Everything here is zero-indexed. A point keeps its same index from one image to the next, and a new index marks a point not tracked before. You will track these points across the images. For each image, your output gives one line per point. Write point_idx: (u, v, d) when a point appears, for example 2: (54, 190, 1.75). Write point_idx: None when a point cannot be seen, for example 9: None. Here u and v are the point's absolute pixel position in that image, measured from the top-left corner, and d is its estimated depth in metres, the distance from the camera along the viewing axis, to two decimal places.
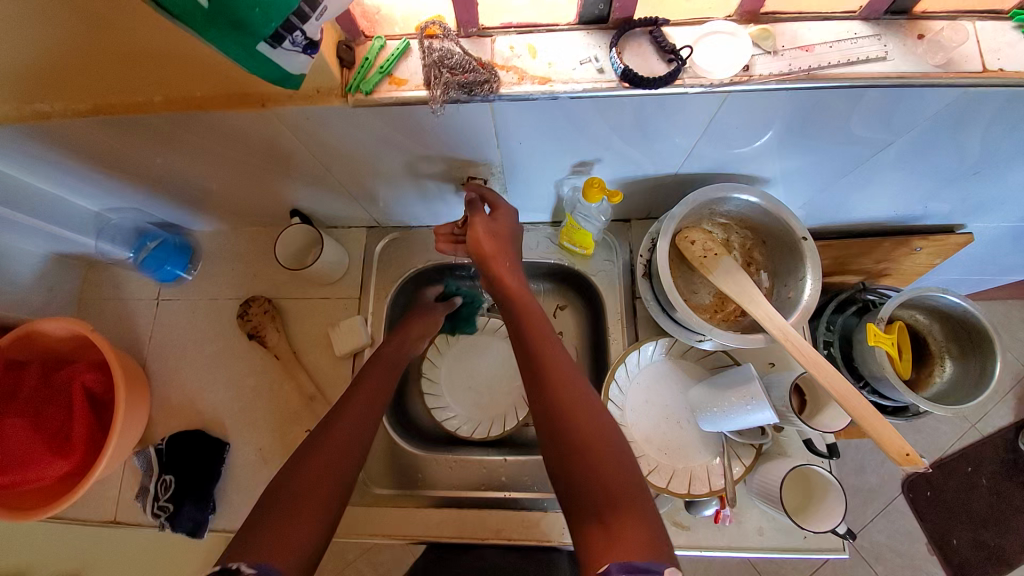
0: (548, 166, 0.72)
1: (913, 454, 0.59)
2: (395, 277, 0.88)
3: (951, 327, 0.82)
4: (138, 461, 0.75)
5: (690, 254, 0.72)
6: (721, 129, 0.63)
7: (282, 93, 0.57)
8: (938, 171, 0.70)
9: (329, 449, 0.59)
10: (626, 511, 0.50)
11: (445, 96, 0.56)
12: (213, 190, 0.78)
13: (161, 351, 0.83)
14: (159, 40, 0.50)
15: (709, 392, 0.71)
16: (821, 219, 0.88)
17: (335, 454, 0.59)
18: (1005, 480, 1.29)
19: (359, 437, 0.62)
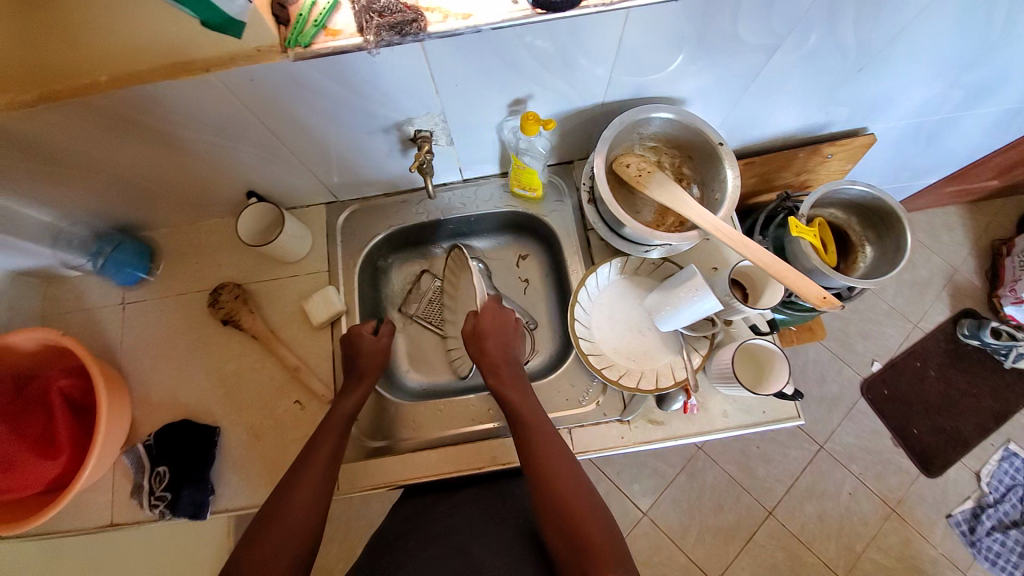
0: (481, 110, 0.71)
1: (829, 297, 0.68)
2: (361, 247, 0.88)
3: (864, 215, 0.88)
4: (128, 460, 0.77)
5: (625, 176, 0.75)
6: (632, 50, 0.64)
7: (225, 57, 0.56)
8: (829, 68, 0.74)
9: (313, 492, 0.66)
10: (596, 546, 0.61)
11: (379, 40, 0.55)
12: (159, 182, 0.77)
13: (136, 352, 0.84)
14: None
15: (659, 295, 0.75)
16: (741, 137, 0.92)
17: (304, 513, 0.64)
18: (948, 366, 1.59)
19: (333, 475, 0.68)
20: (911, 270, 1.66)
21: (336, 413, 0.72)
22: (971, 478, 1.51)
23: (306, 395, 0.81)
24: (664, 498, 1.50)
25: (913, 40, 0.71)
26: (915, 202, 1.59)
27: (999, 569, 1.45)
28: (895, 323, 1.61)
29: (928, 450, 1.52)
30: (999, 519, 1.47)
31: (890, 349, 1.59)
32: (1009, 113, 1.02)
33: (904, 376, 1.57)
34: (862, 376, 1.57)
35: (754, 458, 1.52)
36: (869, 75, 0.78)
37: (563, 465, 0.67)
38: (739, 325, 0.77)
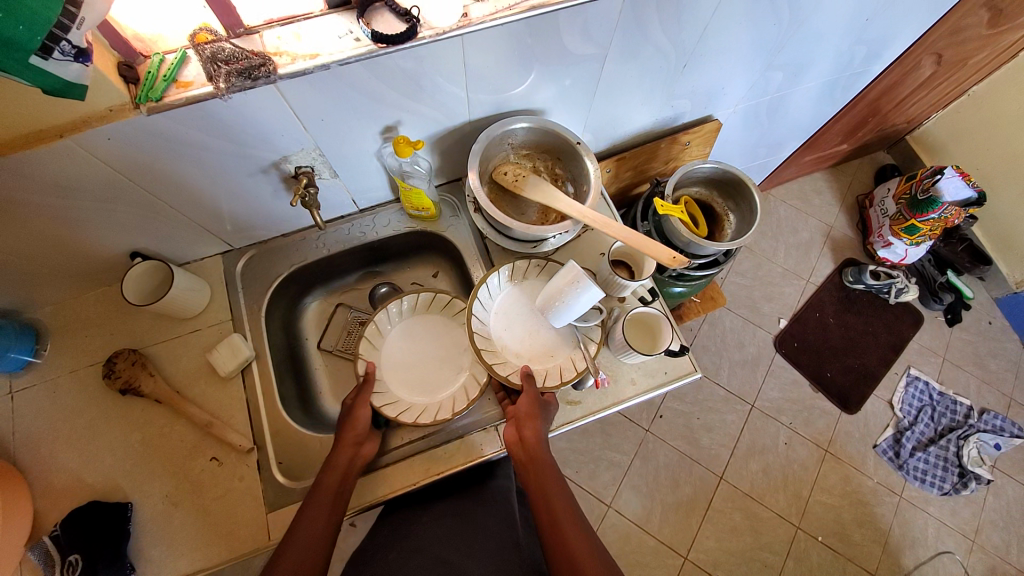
0: (354, 140, 0.75)
1: (679, 255, 0.74)
2: (265, 290, 0.88)
3: (721, 188, 1.01)
4: (33, 556, 0.71)
5: (504, 183, 0.82)
6: (479, 70, 0.71)
7: (78, 121, 0.57)
8: (658, 67, 0.85)
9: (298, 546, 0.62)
10: None
11: (230, 85, 0.58)
12: (29, 258, 0.74)
13: (28, 441, 0.78)
14: None
15: (545, 294, 0.77)
16: (606, 137, 1.02)
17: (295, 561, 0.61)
18: (844, 312, 1.79)
19: (319, 535, 0.64)
20: (795, 233, 1.87)
21: (333, 469, 0.70)
22: (885, 406, 1.68)
23: (223, 450, 0.78)
24: (625, 487, 1.54)
25: (717, 36, 0.84)
26: (784, 175, 1.81)
27: (927, 483, 1.60)
28: (792, 282, 1.80)
29: (844, 389, 1.68)
30: (916, 438, 1.64)
31: (793, 305, 1.77)
32: (826, 85, 1.20)
33: (810, 327, 1.75)
34: (774, 334, 1.72)
35: (697, 429, 1.60)
36: (695, 70, 0.91)
37: (581, 535, 0.63)
38: (630, 299, 0.84)
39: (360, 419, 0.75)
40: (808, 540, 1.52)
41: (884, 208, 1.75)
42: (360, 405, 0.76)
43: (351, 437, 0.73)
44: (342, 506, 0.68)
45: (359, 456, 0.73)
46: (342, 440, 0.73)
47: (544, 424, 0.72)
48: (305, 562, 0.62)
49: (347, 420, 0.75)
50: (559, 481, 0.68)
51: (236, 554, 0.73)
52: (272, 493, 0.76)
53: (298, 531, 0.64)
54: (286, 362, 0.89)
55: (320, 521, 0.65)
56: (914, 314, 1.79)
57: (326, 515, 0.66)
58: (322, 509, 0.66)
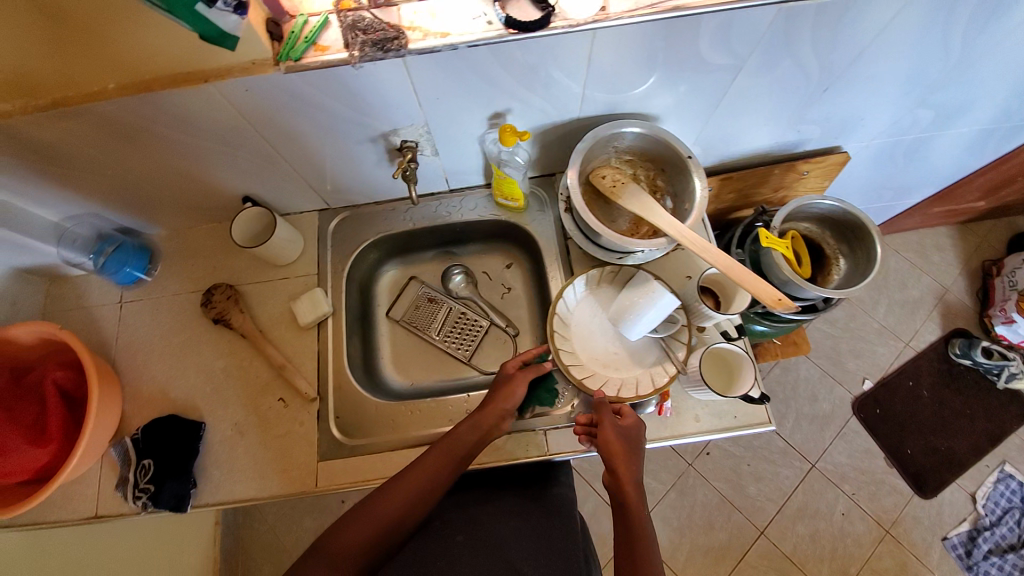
0: (462, 122, 0.75)
1: (785, 299, 0.67)
2: (350, 251, 0.93)
3: (837, 230, 0.91)
4: (115, 452, 0.80)
5: (601, 187, 0.79)
6: (603, 68, 0.68)
7: (225, 70, 0.62)
8: (793, 89, 0.78)
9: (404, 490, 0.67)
10: None
11: (362, 54, 0.60)
12: (159, 186, 0.82)
13: (130, 349, 0.87)
14: (95, 22, 0.54)
15: (619, 305, 0.77)
16: (717, 154, 0.96)
17: (401, 503, 0.66)
18: (941, 386, 1.59)
19: (427, 493, 0.68)
20: (902, 289, 1.67)
21: (462, 431, 0.72)
22: (967, 499, 1.48)
23: (290, 393, 0.83)
24: (654, 516, 1.48)
25: (870, 62, 0.75)
26: (903, 223, 1.62)
27: None
28: (886, 342, 1.62)
29: (923, 471, 1.50)
30: (997, 542, 1.43)
31: (882, 367, 1.59)
32: (983, 132, 1.04)
33: (896, 395, 1.57)
34: (854, 395, 1.56)
35: (744, 476, 1.50)
36: (833, 96, 0.82)
37: None
38: (710, 330, 0.79)
39: (509, 390, 0.75)
40: None
41: (1013, 281, 1.53)
42: (518, 381, 0.76)
43: (500, 406, 0.74)
44: (456, 465, 0.70)
45: (496, 425, 0.73)
46: (490, 403, 0.74)
47: (636, 462, 0.68)
48: (408, 508, 0.66)
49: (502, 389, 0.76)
50: (645, 525, 0.65)
51: (286, 492, 0.78)
52: (325, 443, 0.80)
53: (410, 479, 0.68)
54: (357, 323, 0.93)
55: (435, 471, 0.69)
56: None
57: (440, 470, 0.69)
58: (435, 468, 0.69)
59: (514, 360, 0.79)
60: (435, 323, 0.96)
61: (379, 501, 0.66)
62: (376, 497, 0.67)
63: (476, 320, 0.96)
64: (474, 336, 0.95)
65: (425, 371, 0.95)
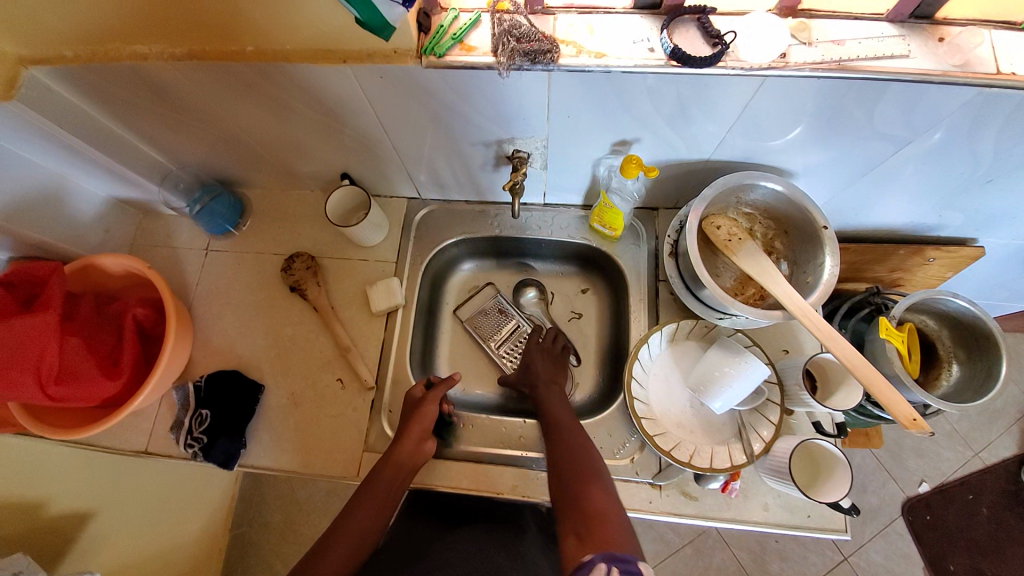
0: (584, 143, 0.71)
1: (919, 419, 0.60)
2: (431, 246, 0.91)
3: (959, 332, 0.83)
4: (177, 395, 0.81)
5: (715, 238, 0.73)
6: (755, 116, 0.63)
7: (365, 52, 0.60)
8: (953, 175, 0.70)
9: (347, 537, 0.65)
10: (597, 524, 0.56)
11: (511, 63, 0.56)
12: (265, 146, 0.82)
13: (206, 297, 0.88)
14: None
15: (705, 367, 0.72)
16: (838, 221, 0.88)
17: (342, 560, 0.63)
18: (1005, 509, 1.44)
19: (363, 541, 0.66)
20: None
21: (397, 455, 0.71)
22: None
23: (349, 376, 0.82)
24: (664, 568, 1.42)
25: None
26: (1004, 324, 1.47)
27: None
28: (954, 447, 1.48)
29: None
30: None
31: (944, 473, 1.46)
32: None
33: (952, 506, 1.44)
34: (907, 495, 1.45)
35: (768, 550, 1.42)
36: (995, 189, 0.73)
37: (584, 455, 0.67)
38: (800, 416, 0.74)
39: (427, 415, 0.74)
40: None
41: None
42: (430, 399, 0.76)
43: (417, 432, 0.73)
44: (397, 493, 0.70)
45: (418, 454, 0.73)
46: (407, 433, 0.73)
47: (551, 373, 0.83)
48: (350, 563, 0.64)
49: (416, 411, 0.75)
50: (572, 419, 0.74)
51: (325, 474, 0.77)
52: (374, 436, 0.79)
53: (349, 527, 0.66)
54: (423, 318, 0.91)
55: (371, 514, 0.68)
56: None
57: (377, 512, 0.68)
58: (374, 505, 0.68)
59: (419, 384, 0.79)
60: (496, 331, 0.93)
61: (329, 549, 0.64)
62: (324, 545, 0.64)
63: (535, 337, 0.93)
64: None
65: (480, 382, 0.92)
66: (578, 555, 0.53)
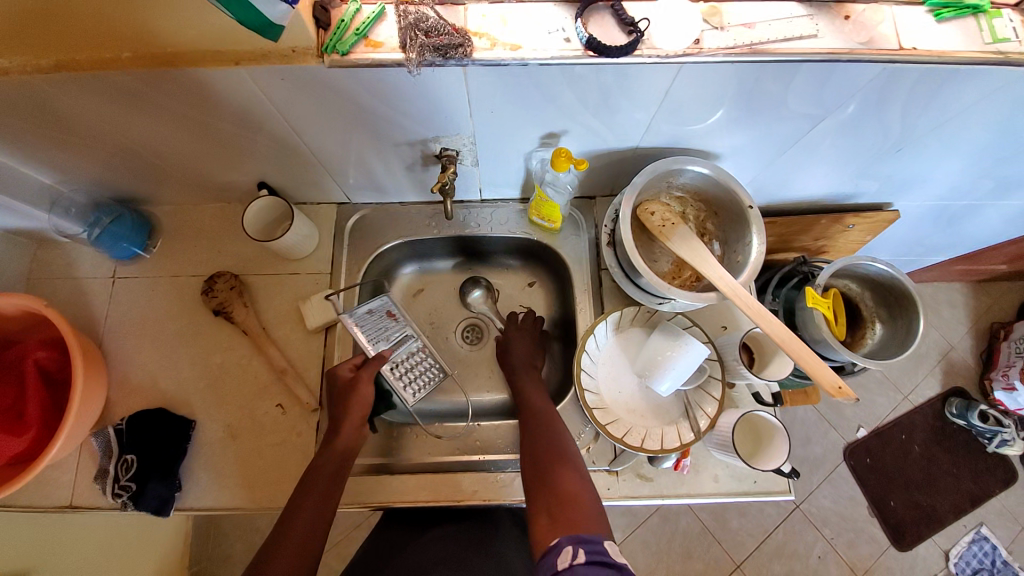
0: (512, 137, 0.69)
1: (845, 386, 0.64)
2: (368, 252, 0.86)
3: (879, 293, 0.88)
4: (96, 443, 0.72)
5: (649, 224, 0.74)
6: (677, 101, 0.62)
7: (259, 53, 0.54)
8: (866, 147, 0.73)
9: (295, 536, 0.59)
10: (567, 501, 0.58)
11: (421, 59, 0.52)
12: (167, 159, 0.74)
13: (120, 331, 0.80)
14: None
15: (649, 353, 0.73)
16: (766, 197, 0.91)
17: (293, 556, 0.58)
18: (932, 444, 1.59)
19: (315, 532, 0.60)
20: None
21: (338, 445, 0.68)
22: (941, 556, 1.50)
23: (289, 400, 0.78)
24: (635, 539, 1.48)
25: (954, 130, 0.70)
26: (922, 276, 1.59)
27: None
28: (885, 393, 1.61)
29: (903, 524, 1.51)
30: None
31: (878, 418, 1.59)
32: None
33: (888, 447, 1.57)
34: (848, 441, 1.56)
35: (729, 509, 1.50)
36: (903, 157, 0.77)
37: (551, 427, 0.69)
38: (741, 389, 0.77)
39: (365, 396, 0.72)
40: None
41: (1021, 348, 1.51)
42: (363, 381, 0.73)
43: (358, 418, 0.70)
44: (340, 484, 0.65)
45: (359, 438, 0.70)
46: (348, 418, 0.70)
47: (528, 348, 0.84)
48: (304, 560, 0.58)
49: (351, 394, 0.72)
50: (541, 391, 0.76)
51: (273, 505, 0.73)
52: None
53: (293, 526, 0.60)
54: None
55: (314, 508, 0.62)
56: (1011, 471, 1.57)
57: (321, 505, 0.62)
58: (320, 501, 0.62)
59: (348, 363, 0.75)
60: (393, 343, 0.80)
61: (280, 544, 0.58)
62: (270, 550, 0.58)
63: (435, 359, 0.83)
64: (427, 381, 0.81)
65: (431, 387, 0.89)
66: (548, 536, 0.55)
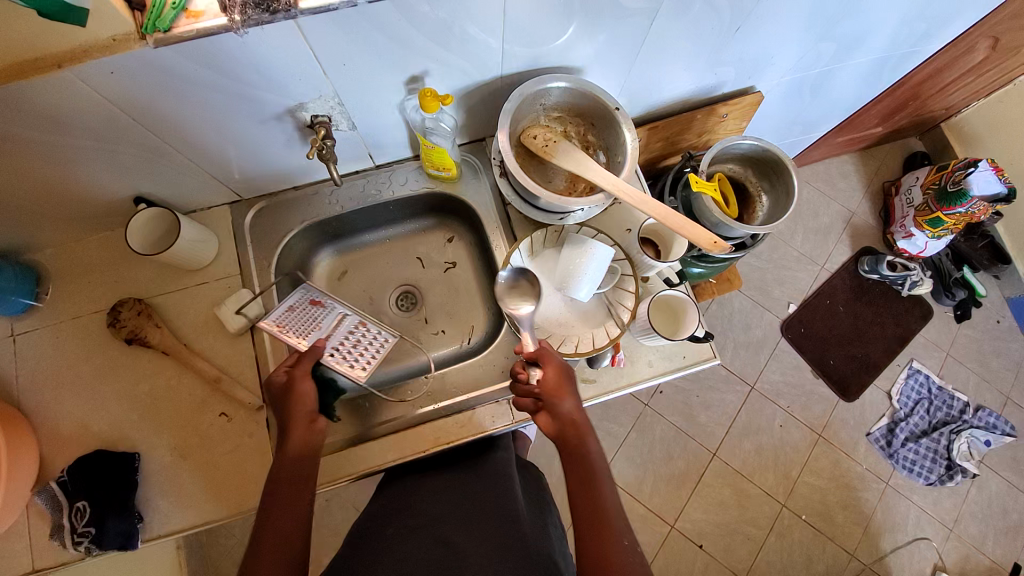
0: (376, 88, 0.69)
1: (718, 240, 0.74)
2: (274, 244, 0.85)
3: (758, 168, 0.97)
4: (43, 500, 0.71)
5: (533, 147, 0.77)
6: (519, 21, 0.65)
7: (78, 49, 0.52)
8: (707, 30, 0.78)
9: (273, 533, 0.60)
10: None
11: (245, 19, 0.53)
12: (25, 198, 0.70)
13: (31, 386, 0.76)
14: None
15: (562, 269, 0.77)
16: (641, 103, 0.96)
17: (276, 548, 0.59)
18: (855, 302, 1.76)
19: (297, 526, 0.61)
20: (815, 217, 1.81)
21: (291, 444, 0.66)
22: (884, 397, 1.68)
23: (232, 406, 0.77)
24: (621, 457, 1.57)
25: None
26: (812, 155, 1.73)
27: (913, 473, 1.62)
28: (807, 268, 1.76)
29: (846, 378, 1.68)
30: (910, 430, 1.65)
31: (805, 291, 1.74)
32: (878, 63, 1.11)
33: (818, 314, 1.72)
34: (782, 318, 1.71)
35: (695, 406, 1.62)
36: (745, 35, 0.83)
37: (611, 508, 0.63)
38: (654, 280, 0.83)
39: (308, 392, 0.69)
40: (792, 518, 1.56)
41: (909, 198, 1.69)
42: (300, 379, 0.70)
43: (303, 416, 0.68)
44: (310, 480, 0.65)
45: (314, 434, 0.68)
46: (294, 421, 0.67)
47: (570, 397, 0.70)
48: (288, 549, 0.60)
49: (291, 394, 0.69)
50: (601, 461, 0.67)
51: (243, 508, 0.73)
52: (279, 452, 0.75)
53: (268, 533, 0.60)
54: None
55: (294, 509, 0.62)
56: (924, 307, 1.76)
57: (298, 502, 0.63)
58: (295, 499, 0.63)
59: (282, 365, 0.71)
60: (325, 328, 0.78)
61: (261, 543, 0.59)
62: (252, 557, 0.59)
63: (378, 330, 0.82)
64: (377, 353, 0.79)
65: None
66: None
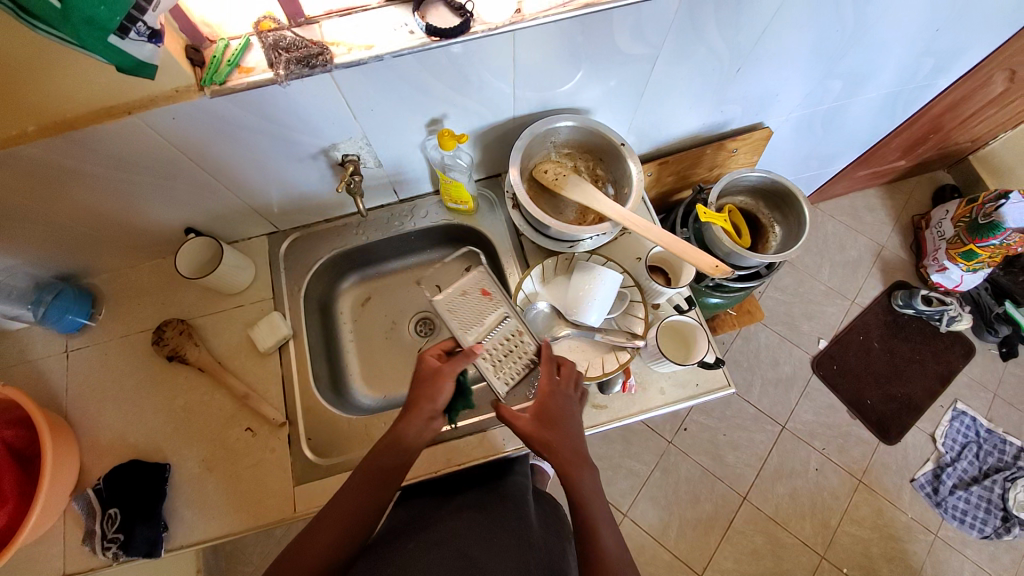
0: (400, 129, 0.77)
1: (721, 265, 0.75)
2: (304, 271, 0.92)
3: (768, 199, 0.99)
4: (79, 505, 0.75)
5: (544, 181, 0.82)
6: (527, 68, 0.71)
7: (147, 100, 0.61)
8: (708, 72, 0.84)
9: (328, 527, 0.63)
10: None
11: (289, 73, 0.61)
12: (92, 228, 0.79)
13: (81, 399, 0.83)
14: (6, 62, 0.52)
15: (570, 295, 0.79)
16: (649, 140, 1.01)
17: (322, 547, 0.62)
18: (889, 338, 1.69)
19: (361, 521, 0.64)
20: (841, 251, 1.79)
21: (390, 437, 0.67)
22: (928, 440, 1.58)
23: (257, 422, 0.81)
24: (644, 497, 1.52)
25: (773, 41, 0.81)
26: (834, 189, 1.73)
27: (967, 525, 1.49)
28: (834, 301, 1.72)
29: (884, 418, 1.59)
30: (958, 476, 1.53)
31: (834, 326, 1.69)
32: (889, 97, 1.13)
33: (850, 351, 1.67)
34: (812, 354, 1.66)
35: (722, 445, 1.56)
36: (747, 75, 0.88)
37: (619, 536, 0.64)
38: (664, 306, 0.85)
39: (442, 389, 0.69)
40: (833, 571, 1.45)
41: (940, 231, 1.65)
42: (444, 374, 0.69)
43: (428, 411, 0.68)
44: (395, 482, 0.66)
45: (426, 431, 0.68)
46: (416, 412, 0.68)
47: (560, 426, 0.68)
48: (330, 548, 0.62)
49: (431, 383, 0.69)
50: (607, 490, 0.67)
51: (262, 522, 0.75)
52: (298, 469, 0.78)
53: (329, 519, 0.63)
54: (320, 341, 0.92)
55: (358, 502, 0.64)
56: (966, 344, 1.67)
57: (362, 499, 0.65)
58: (353, 498, 0.64)
59: (435, 349, 0.73)
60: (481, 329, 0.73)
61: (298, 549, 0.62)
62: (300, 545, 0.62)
63: (532, 342, 0.74)
64: (519, 368, 0.72)
65: (392, 384, 0.94)
66: None
